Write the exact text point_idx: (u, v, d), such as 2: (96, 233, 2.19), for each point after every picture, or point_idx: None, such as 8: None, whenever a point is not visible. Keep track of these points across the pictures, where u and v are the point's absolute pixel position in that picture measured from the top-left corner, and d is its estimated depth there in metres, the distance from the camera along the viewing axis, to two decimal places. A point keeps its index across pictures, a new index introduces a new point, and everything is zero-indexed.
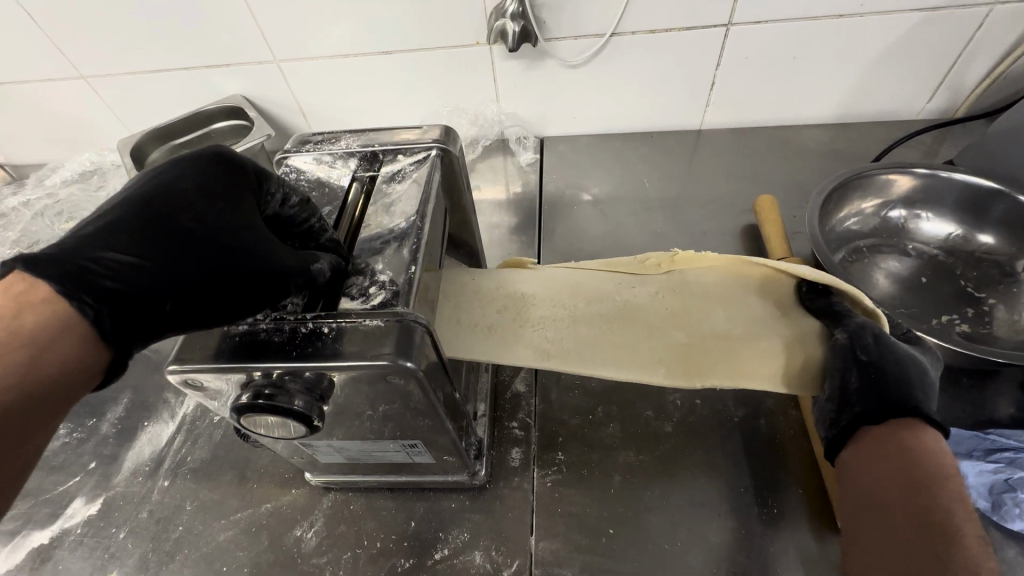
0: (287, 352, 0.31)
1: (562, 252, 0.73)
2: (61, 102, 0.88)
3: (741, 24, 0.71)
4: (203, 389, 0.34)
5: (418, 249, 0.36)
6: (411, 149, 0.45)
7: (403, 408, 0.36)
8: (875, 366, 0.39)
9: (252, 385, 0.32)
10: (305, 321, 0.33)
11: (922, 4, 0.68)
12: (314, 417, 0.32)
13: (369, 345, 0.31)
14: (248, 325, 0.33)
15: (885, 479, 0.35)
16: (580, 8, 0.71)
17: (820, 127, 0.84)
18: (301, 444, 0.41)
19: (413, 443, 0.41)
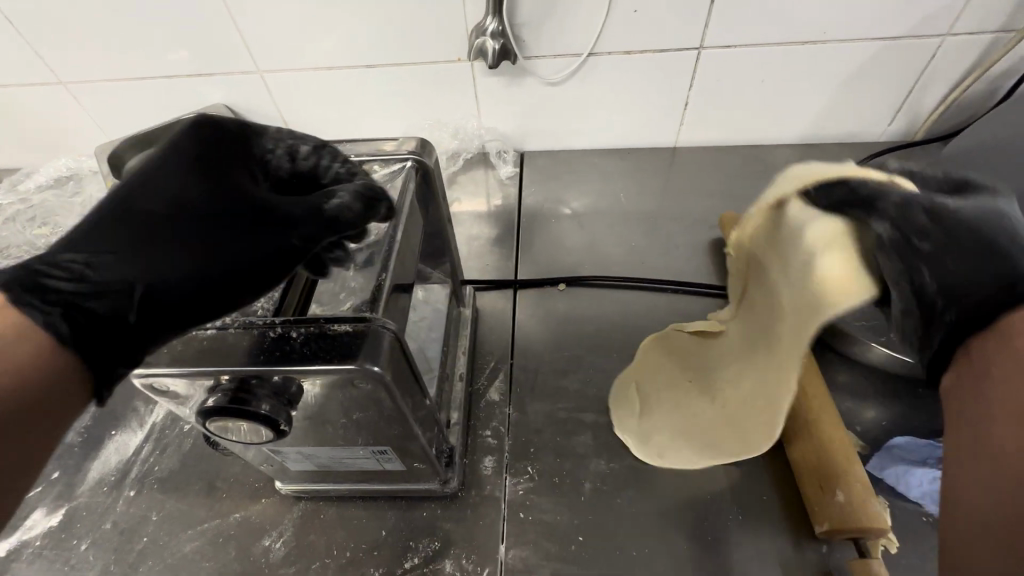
0: (254, 357, 0.32)
1: (539, 263, 0.74)
2: (38, 107, 0.87)
3: (711, 48, 0.75)
4: (170, 392, 0.34)
5: (389, 258, 0.37)
6: (387, 160, 0.46)
7: (372, 416, 0.36)
8: (940, 255, 0.32)
9: (219, 389, 0.33)
10: (274, 326, 0.33)
11: (879, 34, 0.72)
12: (281, 421, 0.33)
13: (336, 349, 0.32)
14: (216, 329, 0.33)
15: (1000, 452, 0.28)
16: (558, 29, 0.73)
17: (789, 147, 0.88)
18: (270, 450, 0.41)
19: (382, 450, 0.41)
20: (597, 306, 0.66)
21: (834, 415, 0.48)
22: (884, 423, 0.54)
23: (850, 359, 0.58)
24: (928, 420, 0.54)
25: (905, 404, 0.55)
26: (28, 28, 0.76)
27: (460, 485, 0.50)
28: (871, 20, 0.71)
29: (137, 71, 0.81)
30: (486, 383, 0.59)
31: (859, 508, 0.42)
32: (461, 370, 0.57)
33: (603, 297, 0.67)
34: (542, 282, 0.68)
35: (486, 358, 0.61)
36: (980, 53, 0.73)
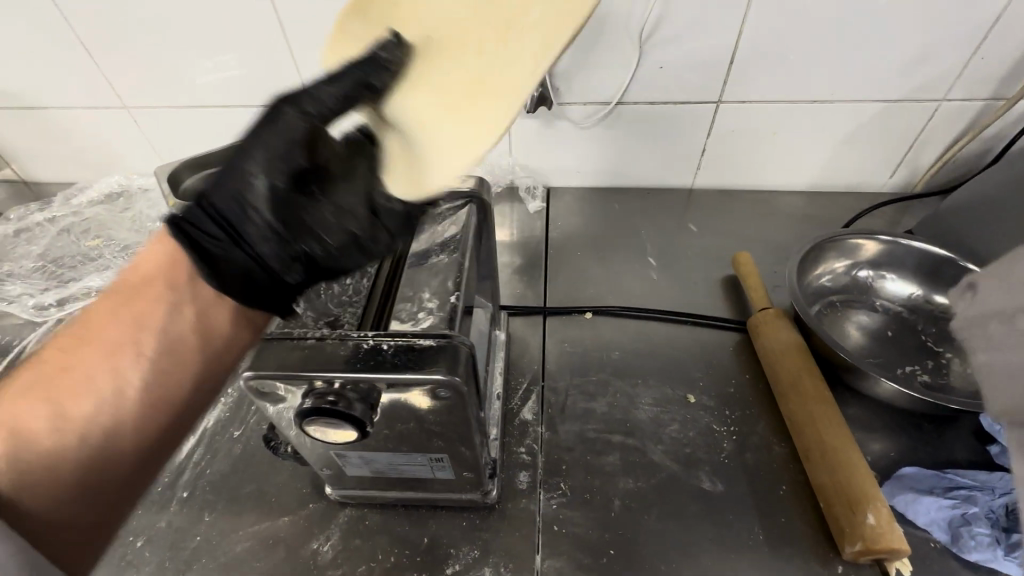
0: (353, 364, 0.36)
1: (566, 292, 0.79)
2: (99, 129, 0.94)
3: (729, 102, 0.82)
4: (266, 395, 0.38)
5: (460, 282, 0.43)
6: (450, 197, 0.51)
7: (438, 424, 0.41)
8: None
9: (315, 393, 0.37)
10: (367, 338, 0.38)
11: (881, 97, 0.80)
12: (368, 423, 0.37)
13: (423, 360, 0.36)
14: (315, 340, 0.38)
15: None
16: (590, 80, 0.81)
17: (798, 193, 0.94)
18: (336, 454, 0.45)
19: (439, 458, 0.45)
20: (621, 335, 0.71)
21: (849, 440, 0.52)
22: (893, 454, 0.57)
23: (859, 394, 0.63)
24: (934, 453, 0.57)
25: (912, 437, 0.59)
26: (104, 59, 0.84)
27: (498, 497, 0.54)
28: (874, 84, 0.78)
29: (198, 100, 0.88)
30: (520, 403, 0.63)
31: (886, 530, 0.46)
32: (498, 389, 0.60)
33: (627, 326, 0.72)
34: (570, 310, 0.73)
35: (519, 379, 0.65)
36: (973, 117, 0.81)
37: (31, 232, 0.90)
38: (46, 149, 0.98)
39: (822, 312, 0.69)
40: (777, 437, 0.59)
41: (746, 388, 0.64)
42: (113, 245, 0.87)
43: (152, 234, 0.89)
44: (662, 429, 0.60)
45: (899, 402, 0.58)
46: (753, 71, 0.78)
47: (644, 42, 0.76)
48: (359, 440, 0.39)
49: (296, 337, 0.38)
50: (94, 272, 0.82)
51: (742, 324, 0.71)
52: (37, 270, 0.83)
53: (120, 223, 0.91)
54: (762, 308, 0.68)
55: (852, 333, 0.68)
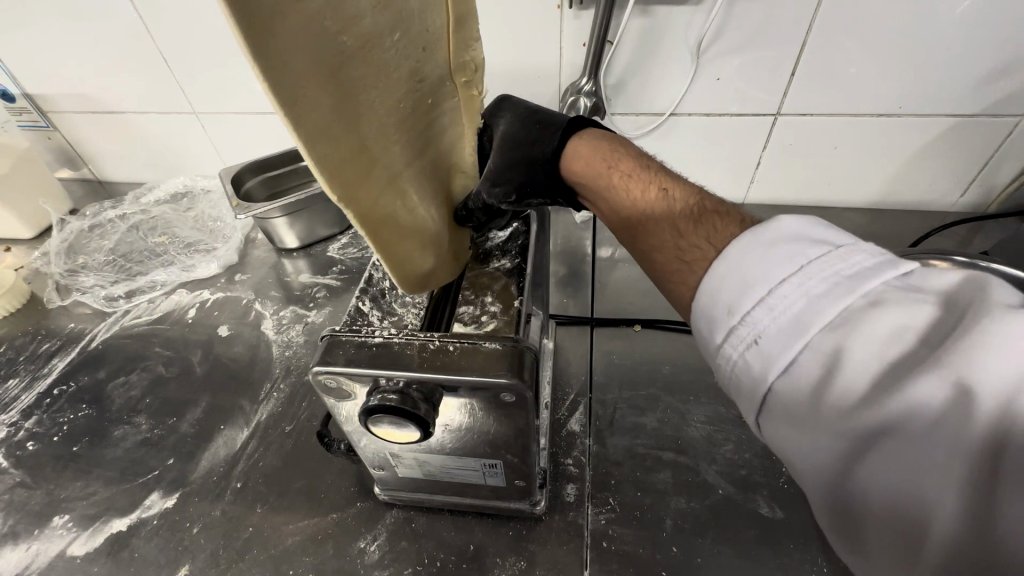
0: (420, 364, 0.36)
1: (613, 303, 0.77)
2: (170, 132, 0.99)
3: (789, 115, 0.80)
4: (332, 391, 0.39)
5: (523, 287, 0.43)
6: None
7: (497, 429, 0.40)
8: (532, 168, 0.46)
9: (380, 390, 0.37)
10: (433, 338, 0.38)
11: (954, 111, 0.76)
12: (431, 424, 0.37)
13: (489, 364, 0.36)
14: (382, 338, 0.39)
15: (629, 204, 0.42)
16: (644, 90, 0.80)
17: (857, 210, 0.90)
18: (391, 454, 0.45)
19: (493, 464, 0.45)
20: (672, 349, 0.69)
21: None
22: None
23: None
24: None
25: None
26: (178, 66, 0.88)
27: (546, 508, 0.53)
28: (948, 98, 0.74)
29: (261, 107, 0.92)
30: (567, 414, 0.62)
31: None
32: (546, 399, 0.60)
33: (677, 340, 0.70)
34: (618, 322, 0.72)
35: (566, 390, 0.64)
36: None
37: (103, 227, 0.95)
38: (121, 151, 1.05)
39: None
40: None
41: None
42: (177, 242, 0.91)
43: (214, 232, 0.92)
44: (716, 449, 0.58)
45: None
46: (815, 84, 0.76)
47: (703, 52, 0.74)
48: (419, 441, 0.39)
49: (363, 335, 0.39)
50: (160, 267, 0.86)
51: None
52: (109, 263, 0.88)
53: (184, 221, 0.95)
54: None
55: None
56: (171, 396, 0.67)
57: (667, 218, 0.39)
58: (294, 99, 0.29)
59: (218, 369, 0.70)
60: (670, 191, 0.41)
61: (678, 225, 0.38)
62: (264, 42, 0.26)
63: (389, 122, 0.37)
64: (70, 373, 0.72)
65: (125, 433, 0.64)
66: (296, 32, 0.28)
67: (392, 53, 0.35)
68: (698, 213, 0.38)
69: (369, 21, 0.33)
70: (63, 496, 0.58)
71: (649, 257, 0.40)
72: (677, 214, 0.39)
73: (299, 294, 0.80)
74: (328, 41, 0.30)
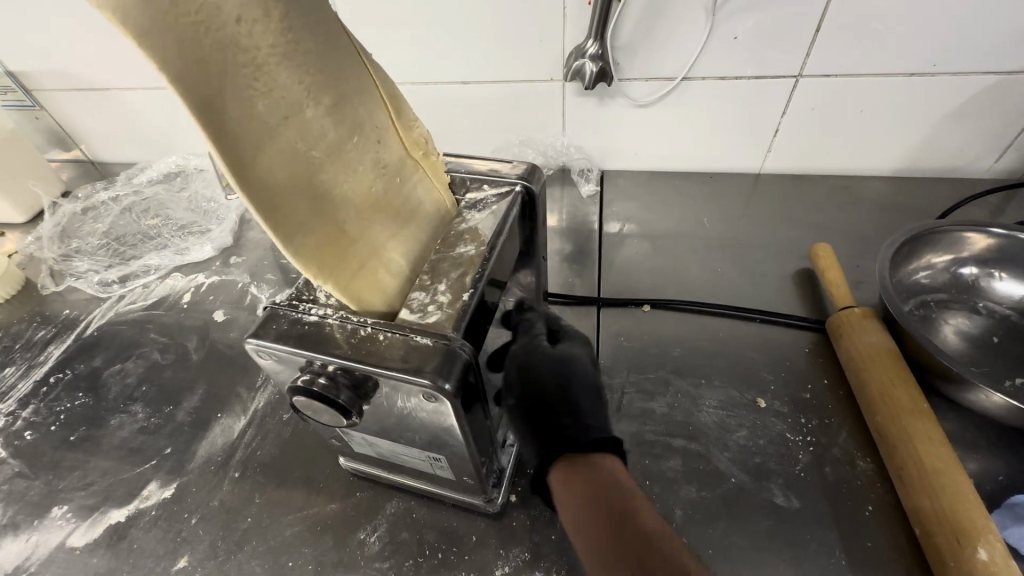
0: (344, 350, 0.34)
1: (618, 282, 0.74)
2: (156, 109, 0.95)
3: (810, 76, 0.74)
4: (264, 362, 0.38)
5: (482, 280, 0.38)
6: (496, 181, 0.46)
7: (444, 427, 0.37)
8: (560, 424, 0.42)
9: (309, 370, 0.36)
10: (366, 324, 0.35)
11: (995, 68, 0.69)
12: (353, 412, 0.36)
13: (415, 360, 0.33)
14: (315, 318, 0.36)
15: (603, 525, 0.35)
16: (654, 52, 0.74)
17: (883, 179, 0.85)
18: (340, 432, 0.44)
19: (436, 457, 0.42)
20: (682, 331, 0.66)
21: (953, 462, 0.46)
22: (1000, 477, 0.51)
23: (958, 407, 0.56)
24: None
25: (1022, 459, 0.52)
26: None
27: (506, 503, 0.51)
28: (988, 53, 0.68)
29: None
30: None
31: (1002, 568, 0.40)
32: None
33: (688, 322, 0.67)
34: (626, 302, 0.69)
35: None
36: None
37: (95, 210, 0.92)
38: (109, 130, 1.01)
39: (914, 312, 0.62)
40: (861, 450, 0.53)
41: (824, 396, 0.58)
42: (170, 223, 0.88)
43: (207, 214, 0.89)
44: (728, 436, 0.55)
45: (1008, 420, 0.50)
46: (838, 43, 0.70)
47: (718, 8, 0.68)
48: (347, 425, 0.38)
49: (300, 311, 0.37)
50: (153, 250, 0.84)
51: (820, 324, 0.65)
52: (101, 246, 0.86)
53: (176, 201, 0.91)
54: (844, 308, 0.62)
55: (947, 337, 0.60)
56: (168, 384, 0.66)
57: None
58: (273, 214, 0.30)
59: (214, 355, 0.68)
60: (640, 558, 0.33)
61: None
62: (241, 174, 0.28)
63: (374, 207, 0.37)
64: (67, 360, 0.71)
65: (122, 422, 0.63)
66: (267, 162, 0.29)
67: (362, 150, 0.36)
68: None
69: (336, 129, 0.34)
70: (62, 486, 0.58)
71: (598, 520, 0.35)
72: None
73: (296, 277, 0.78)
74: (300, 156, 0.31)
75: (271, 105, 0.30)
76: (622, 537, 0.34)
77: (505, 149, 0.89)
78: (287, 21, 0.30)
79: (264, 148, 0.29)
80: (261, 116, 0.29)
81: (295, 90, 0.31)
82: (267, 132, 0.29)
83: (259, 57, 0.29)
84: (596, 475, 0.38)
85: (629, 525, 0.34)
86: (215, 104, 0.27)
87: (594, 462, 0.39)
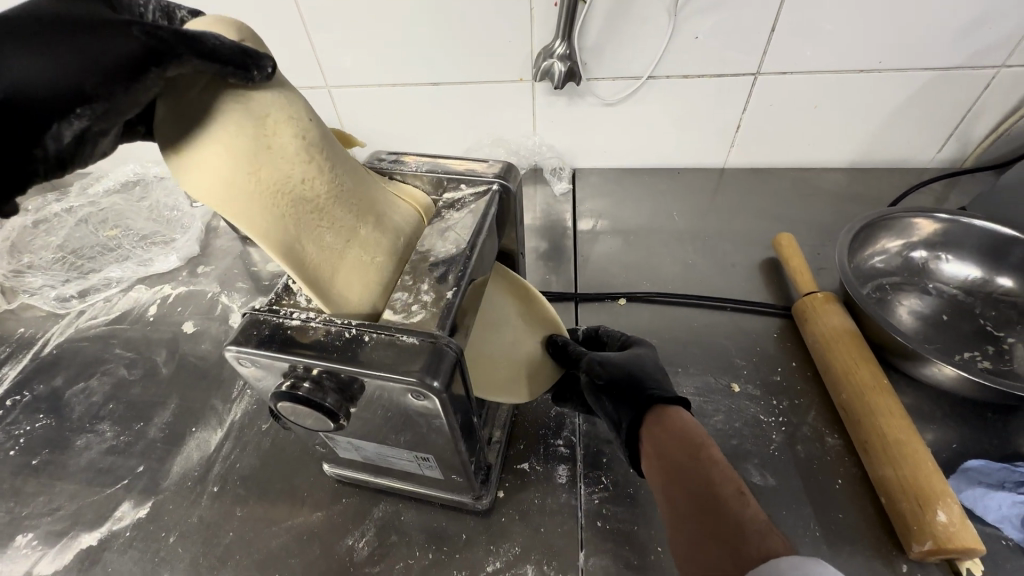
0: (330, 353, 0.34)
1: (595, 278, 0.75)
2: None
3: (769, 73, 0.77)
4: (248, 369, 0.37)
5: (463, 277, 0.38)
6: (472, 181, 0.46)
7: (432, 425, 0.37)
8: (608, 398, 0.48)
9: (293, 374, 0.35)
10: (350, 327, 0.35)
11: (934, 65, 0.74)
12: (341, 416, 0.35)
13: (401, 360, 0.33)
14: (299, 322, 0.36)
15: (677, 452, 0.42)
16: (620, 52, 0.76)
17: (838, 171, 0.89)
18: (325, 437, 0.43)
19: (425, 457, 0.42)
20: (658, 322, 0.68)
21: (912, 433, 0.50)
22: (954, 445, 0.54)
23: (914, 381, 0.59)
24: (997, 444, 0.54)
25: (972, 427, 0.56)
26: None
27: (494, 499, 0.51)
28: (929, 50, 0.72)
29: None
30: None
31: (958, 529, 0.44)
32: None
33: (663, 313, 0.69)
34: (603, 296, 0.70)
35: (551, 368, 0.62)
36: None
37: (48, 222, 0.85)
38: None
39: (871, 295, 0.66)
40: (829, 427, 0.56)
41: (793, 377, 0.61)
42: (130, 233, 0.85)
43: (171, 222, 0.85)
44: (706, 420, 0.57)
45: (958, 391, 0.54)
46: (793, 41, 0.73)
47: (679, 9, 0.71)
48: (334, 431, 0.37)
49: (281, 315, 0.37)
50: (114, 262, 0.80)
51: (787, 309, 0.68)
52: (57, 260, 0.81)
53: (135, 209, 0.87)
54: (808, 293, 0.65)
55: (902, 317, 0.64)
56: (136, 400, 0.64)
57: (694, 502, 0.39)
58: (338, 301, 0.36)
59: (185, 368, 0.66)
60: (707, 478, 0.40)
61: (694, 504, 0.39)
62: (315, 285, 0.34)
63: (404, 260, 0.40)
64: (23, 381, 0.67)
65: (89, 443, 0.60)
66: (334, 273, 0.34)
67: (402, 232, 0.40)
68: (726, 509, 0.37)
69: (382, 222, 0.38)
70: (26, 513, 0.55)
71: (678, 445, 0.42)
72: (689, 501, 0.39)
73: (268, 285, 0.76)
74: (362, 260, 0.36)
75: (334, 230, 0.34)
76: (698, 467, 0.41)
77: (477, 149, 0.90)
78: (332, 157, 0.33)
79: (333, 263, 0.34)
80: (326, 242, 0.33)
81: (351, 210, 0.34)
82: (332, 251, 0.34)
83: (321, 197, 0.32)
84: (678, 420, 0.45)
85: (705, 459, 0.41)
86: (291, 246, 0.32)
87: (675, 411, 0.46)
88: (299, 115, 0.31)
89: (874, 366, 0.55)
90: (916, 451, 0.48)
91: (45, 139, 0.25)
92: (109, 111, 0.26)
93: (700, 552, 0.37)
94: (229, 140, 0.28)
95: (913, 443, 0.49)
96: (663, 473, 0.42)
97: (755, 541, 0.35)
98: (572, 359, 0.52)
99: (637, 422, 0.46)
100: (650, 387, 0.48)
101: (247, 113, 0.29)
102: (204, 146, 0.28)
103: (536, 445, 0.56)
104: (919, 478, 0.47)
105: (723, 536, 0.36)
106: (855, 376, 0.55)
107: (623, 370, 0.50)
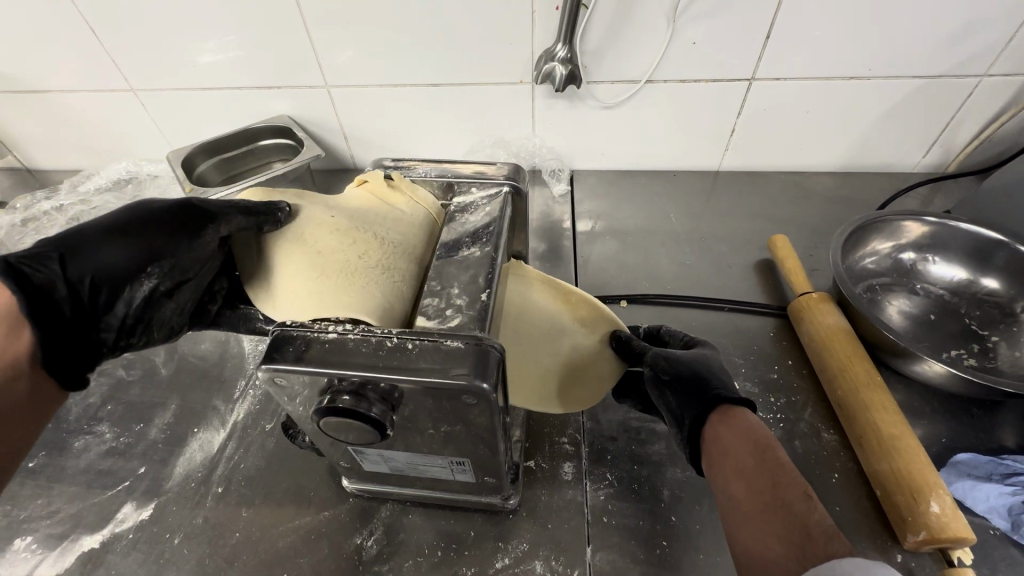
0: (376, 363, 0.34)
1: (595, 278, 0.76)
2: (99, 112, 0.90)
3: (763, 80, 0.79)
4: (287, 387, 0.37)
5: (492, 279, 0.39)
6: (482, 184, 0.48)
7: (466, 425, 0.37)
8: (671, 391, 0.49)
9: (334, 389, 0.36)
10: (391, 335, 0.35)
11: (922, 73, 0.77)
12: (387, 424, 0.36)
13: (449, 363, 0.34)
14: (336, 334, 0.36)
15: (744, 451, 0.42)
16: (620, 56, 0.77)
17: (828, 175, 0.92)
18: (354, 451, 0.43)
19: (460, 461, 0.43)
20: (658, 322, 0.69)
21: (905, 427, 0.52)
22: (943, 439, 0.56)
23: (904, 378, 0.61)
24: (983, 438, 0.57)
25: (959, 422, 0.58)
26: (108, 39, 0.79)
27: (518, 504, 0.52)
28: (916, 59, 0.75)
29: (204, 82, 0.84)
30: None
31: (951, 518, 0.46)
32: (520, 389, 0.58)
33: (663, 313, 0.71)
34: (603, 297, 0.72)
35: None
36: (1015, 93, 0.78)
37: (37, 220, 0.86)
38: (46, 134, 0.94)
39: (863, 295, 0.68)
40: (826, 424, 0.58)
41: (790, 375, 0.63)
42: None
43: None
44: None
45: (947, 388, 0.56)
46: (786, 48, 0.75)
47: (677, 15, 0.72)
48: (377, 441, 0.38)
49: (317, 328, 0.36)
50: None
51: (782, 309, 0.70)
52: None
53: None
54: (803, 292, 0.67)
55: (892, 317, 0.67)
56: (135, 401, 0.63)
57: (760, 503, 0.40)
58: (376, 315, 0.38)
59: (185, 369, 0.66)
60: (775, 480, 0.40)
61: (761, 505, 0.39)
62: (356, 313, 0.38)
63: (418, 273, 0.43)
64: None
65: (87, 444, 0.59)
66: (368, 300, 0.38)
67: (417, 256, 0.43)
68: (794, 512, 0.38)
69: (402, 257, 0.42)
70: (24, 516, 0.54)
71: (743, 444, 0.43)
72: (756, 502, 0.40)
73: None
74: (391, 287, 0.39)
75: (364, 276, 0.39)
76: (765, 468, 0.41)
77: (477, 150, 0.90)
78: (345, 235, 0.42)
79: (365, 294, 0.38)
80: (360, 285, 0.38)
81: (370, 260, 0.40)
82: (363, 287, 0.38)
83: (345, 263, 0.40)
84: (742, 420, 0.45)
85: (773, 460, 0.41)
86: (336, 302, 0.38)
87: (742, 413, 0.46)
88: (322, 222, 0.43)
89: (864, 364, 0.57)
90: (911, 446, 0.50)
91: (129, 297, 0.40)
92: (167, 274, 0.40)
93: (764, 551, 0.38)
94: (282, 265, 0.41)
95: (909, 438, 0.51)
96: (727, 471, 0.42)
97: (822, 543, 0.35)
98: (637, 355, 0.54)
99: (701, 417, 0.46)
100: (715, 385, 0.48)
101: (287, 241, 0.42)
102: (277, 279, 0.41)
103: (541, 444, 0.56)
104: (918, 472, 0.48)
105: (788, 537, 0.37)
106: (845, 374, 0.57)
107: (687, 365, 0.51)
